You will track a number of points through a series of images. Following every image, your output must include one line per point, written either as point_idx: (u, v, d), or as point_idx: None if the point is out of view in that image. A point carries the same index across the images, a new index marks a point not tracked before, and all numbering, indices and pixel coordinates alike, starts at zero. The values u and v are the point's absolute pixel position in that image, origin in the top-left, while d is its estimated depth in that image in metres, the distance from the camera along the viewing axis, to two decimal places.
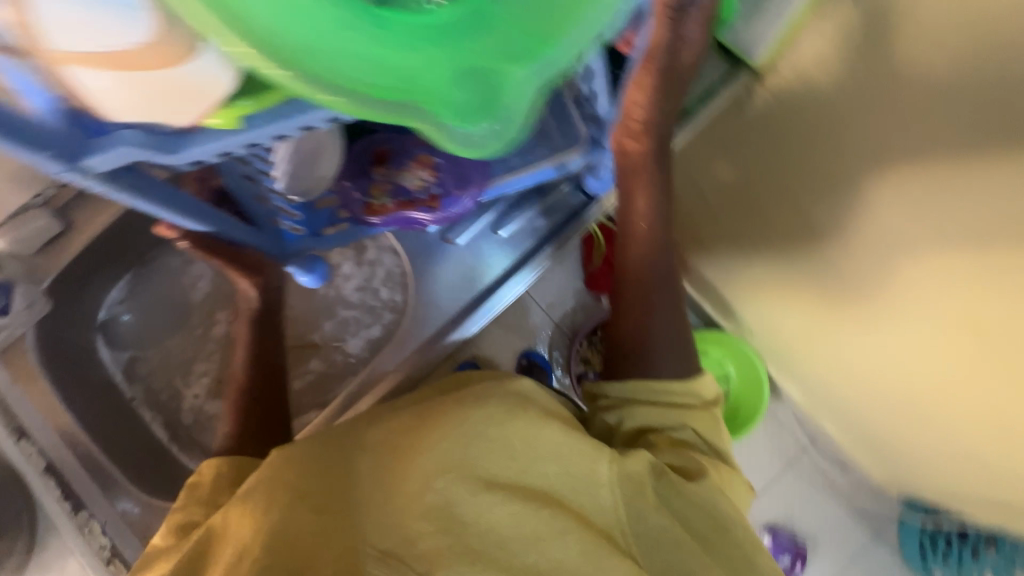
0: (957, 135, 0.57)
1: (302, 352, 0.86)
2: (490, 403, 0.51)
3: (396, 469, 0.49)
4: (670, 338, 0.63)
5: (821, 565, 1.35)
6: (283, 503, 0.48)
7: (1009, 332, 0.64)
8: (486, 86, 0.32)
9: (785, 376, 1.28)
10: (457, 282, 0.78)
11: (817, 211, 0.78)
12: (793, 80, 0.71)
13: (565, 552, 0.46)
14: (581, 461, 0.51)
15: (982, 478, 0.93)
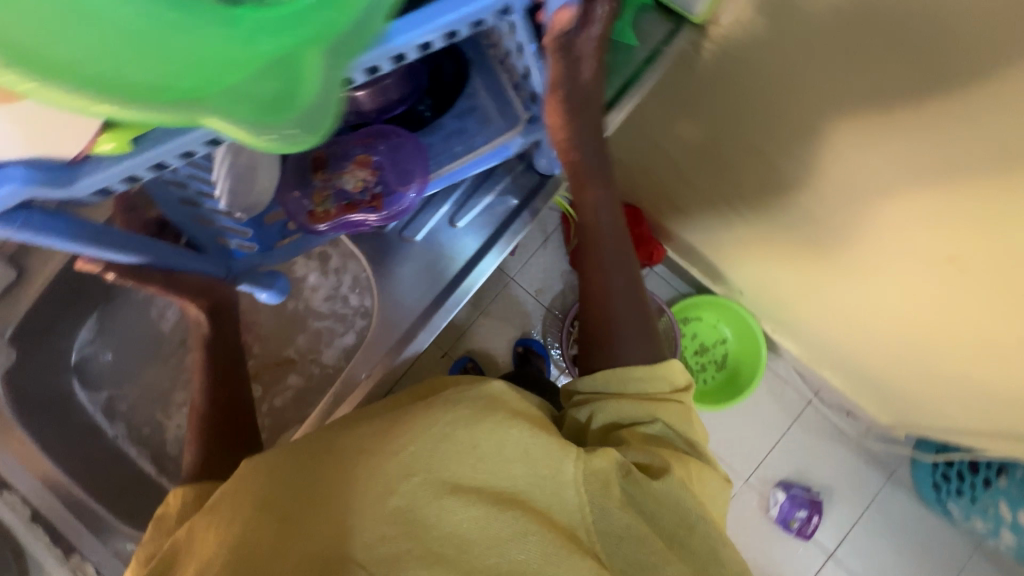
0: (908, 70, 0.53)
1: (279, 370, 0.82)
2: (459, 406, 0.52)
3: (360, 469, 0.47)
4: (633, 323, 0.64)
5: (839, 514, 1.35)
6: (249, 515, 0.46)
7: (988, 260, 0.64)
8: (291, 79, 0.29)
9: (781, 332, 1.28)
10: (424, 276, 0.68)
11: (787, 162, 0.77)
12: (735, 32, 0.65)
13: (528, 551, 0.45)
14: (547, 461, 0.50)
15: (987, 407, 0.93)
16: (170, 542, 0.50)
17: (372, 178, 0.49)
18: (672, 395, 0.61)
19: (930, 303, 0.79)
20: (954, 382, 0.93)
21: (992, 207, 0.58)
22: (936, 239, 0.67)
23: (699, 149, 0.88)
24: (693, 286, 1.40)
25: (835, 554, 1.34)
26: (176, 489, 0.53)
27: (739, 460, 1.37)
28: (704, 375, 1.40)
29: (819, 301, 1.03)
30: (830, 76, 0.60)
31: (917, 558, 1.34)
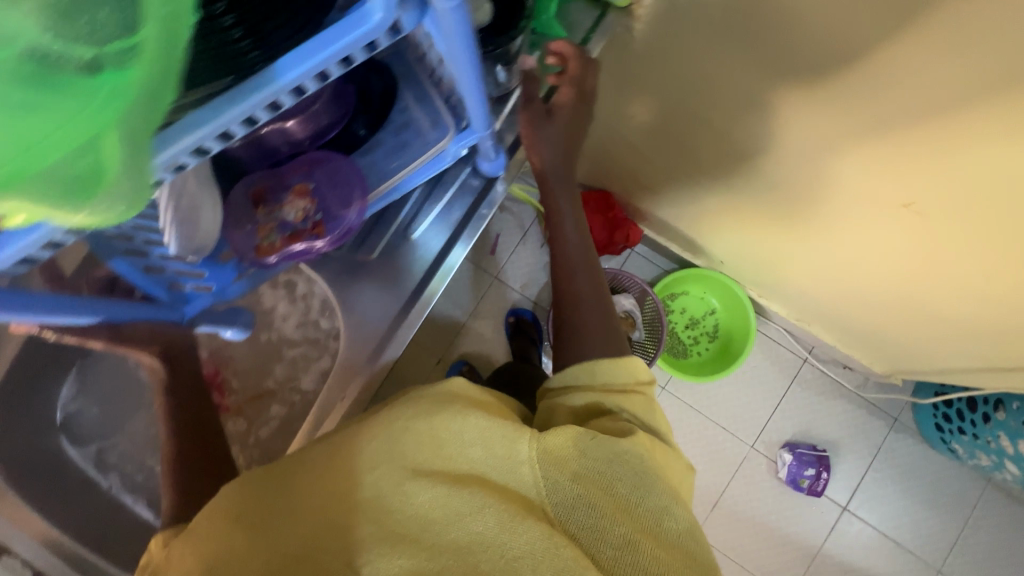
0: (828, 25, 0.53)
1: (262, 402, 0.84)
2: (420, 402, 0.55)
3: (334, 472, 0.51)
4: (591, 295, 0.66)
5: (849, 467, 1.36)
6: (223, 528, 0.49)
7: (944, 196, 0.64)
8: (83, 158, 0.25)
9: (766, 296, 1.27)
10: (387, 291, 0.69)
11: (737, 129, 0.77)
12: (657, 10, 0.65)
13: (485, 523, 0.46)
14: (501, 442, 0.51)
15: (974, 343, 0.93)
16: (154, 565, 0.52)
17: (313, 206, 0.50)
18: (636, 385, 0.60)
19: (900, 248, 0.79)
20: (936, 322, 0.93)
21: (938, 140, 0.58)
22: (896, 181, 0.68)
23: (651, 128, 0.88)
24: (676, 262, 1.40)
25: (850, 507, 1.35)
26: (157, 536, 0.52)
27: (741, 425, 1.38)
28: (696, 348, 1.42)
29: (799, 261, 1.02)
30: (754, 37, 0.60)
31: (931, 501, 1.34)
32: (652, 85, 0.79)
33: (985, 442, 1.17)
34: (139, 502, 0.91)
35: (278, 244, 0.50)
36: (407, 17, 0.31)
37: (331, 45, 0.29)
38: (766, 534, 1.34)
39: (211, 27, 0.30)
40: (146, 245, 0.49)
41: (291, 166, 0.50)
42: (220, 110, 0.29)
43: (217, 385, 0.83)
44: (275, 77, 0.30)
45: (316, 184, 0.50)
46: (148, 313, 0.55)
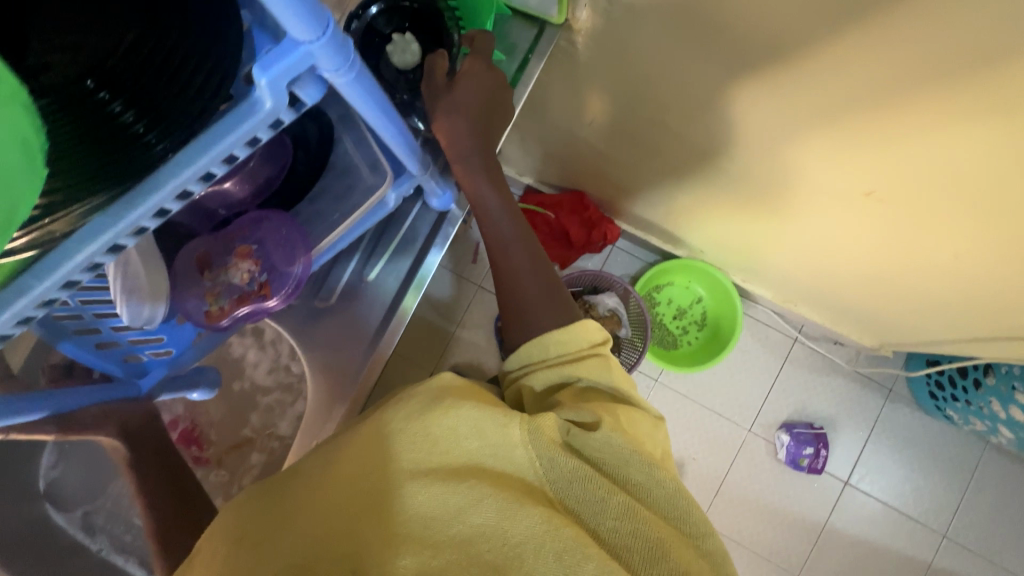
0: (770, 25, 0.52)
1: (241, 451, 0.84)
2: (412, 402, 0.56)
3: (333, 480, 0.52)
4: (532, 273, 0.65)
5: (847, 442, 1.36)
6: (226, 550, 0.49)
7: (907, 179, 0.63)
8: None
9: (751, 280, 1.26)
10: (353, 333, 0.69)
11: (696, 127, 0.75)
12: (596, 22, 0.64)
13: (485, 512, 0.47)
14: (495, 430, 0.52)
15: (959, 318, 0.91)
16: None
17: (257, 268, 0.52)
18: (591, 350, 0.61)
19: (873, 233, 0.78)
20: (918, 300, 0.92)
21: (899, 126, 0.57)
22: (858, 168, 0.66)
23: (612, 130, 0.87)
24: (658, 254, 1.39)
25: (851, 482, 1.35)
26: None
27: (737, 410, 1.38)
28: (687, 337, 1.40)
29: (778, 250, 1.01)
30: (699, 39, 0.58)
31: (931, 467, 1.34)
32: (605, 92, 0.78)
33: (978, 408, 1.17)
34: (131, 563, 0.77)
35: (228, 306, 0.52)
36: (307, 95, 0.30)
37: (233, 134, 0.31)
38: (771, 517, 1.34)
39: (104, 120, 0.28)
40: (96, 320, 0.49)
41: (229, 230, 0.51)
42: (127, 212, 0.30)
43: (195, 439, 0.83)
44: (176, 173, 0.31)
45: (259, 246, 0.51)
46: (104, 392, 0.54)
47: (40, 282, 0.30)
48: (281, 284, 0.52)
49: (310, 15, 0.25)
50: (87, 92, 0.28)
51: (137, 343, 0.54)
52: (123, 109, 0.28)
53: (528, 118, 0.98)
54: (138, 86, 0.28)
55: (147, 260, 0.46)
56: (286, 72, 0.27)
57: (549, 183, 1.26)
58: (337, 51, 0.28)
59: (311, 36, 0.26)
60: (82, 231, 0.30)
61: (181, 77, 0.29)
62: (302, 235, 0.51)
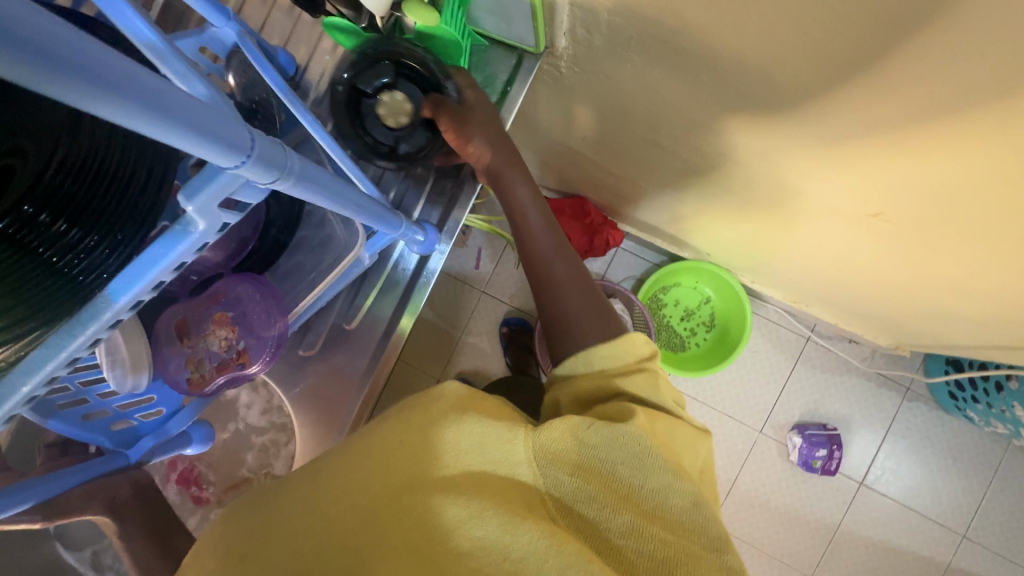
0: (752, 54, 0.48)
1: (238, 490, 0.85)
2: (415, 413, 0.53)
3: (325, 487, 0.50)
4: (570, 282, 0.64)
5: (862, 441, 1.32)
6: (215, 564, 0.46)
7: (915, 200, 0.59)
8: None
9: (760, 282, 1.21)
10: (342, 377, 0.70)
11: (688, 145, 0.71)
12: (574, 44, 0.61)
13: (485, 525, 0.44)
14: (500, 443, 0.49)
15: (978, 330, 0.86)
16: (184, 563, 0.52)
17: (234, 335, 0.57)
18: (636, 365, 0.57)
19: (885, 248, 0.73)
20: (935, 311, 0.87)
21: (900, 159, 0.53)
22: (861, 188, 0.62)
23: (601, 142, 0.83)
24: (665, 254, 1.35)
25: (866, 482, 1.32)
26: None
27: (748, 412, 1.34)
28: (695, 339, 1.37)
29: (783, 258, 0.96)
30: (684, 65, 0.55)
31: (949, 466, 1.30)
32: (592, 109, 0.75)
33: (999, 411, 1.13)
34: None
35: (210, 373, 0.56)
36: (249, 199, 0.31)
37: (172, 250, 0.30)
38: (784, 519, 1.32)
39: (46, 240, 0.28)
40: (83, 389, 0.50)
41: (206, 298, 0.57)
42: (67, 341, 0.30)
43: (194, 479, 0.86)
44: (111, 299, 0.30)
45: (234, 314, 0.57)
46: (91, 468, 0.56)
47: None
48: (257, 351, 0.57)
49: (228, 147, 0.25)
50: (28, 218, 0.27)
51: (126, 409, 0.57)
52: (71, 231, 0.29)
53: (518, 129, 0.94)
54: (79, 203, 0.29)
55: (128, 332, 0.48)
56: (211, 195, 0.28)
57: (548, 187, 1.23)
58: (266, 165, 0.28)
59: (234, 162, 0.26)
60: (25, 362, 0.30)
61: (118, 189, 0.30)
62: (270, 295, 0.57)
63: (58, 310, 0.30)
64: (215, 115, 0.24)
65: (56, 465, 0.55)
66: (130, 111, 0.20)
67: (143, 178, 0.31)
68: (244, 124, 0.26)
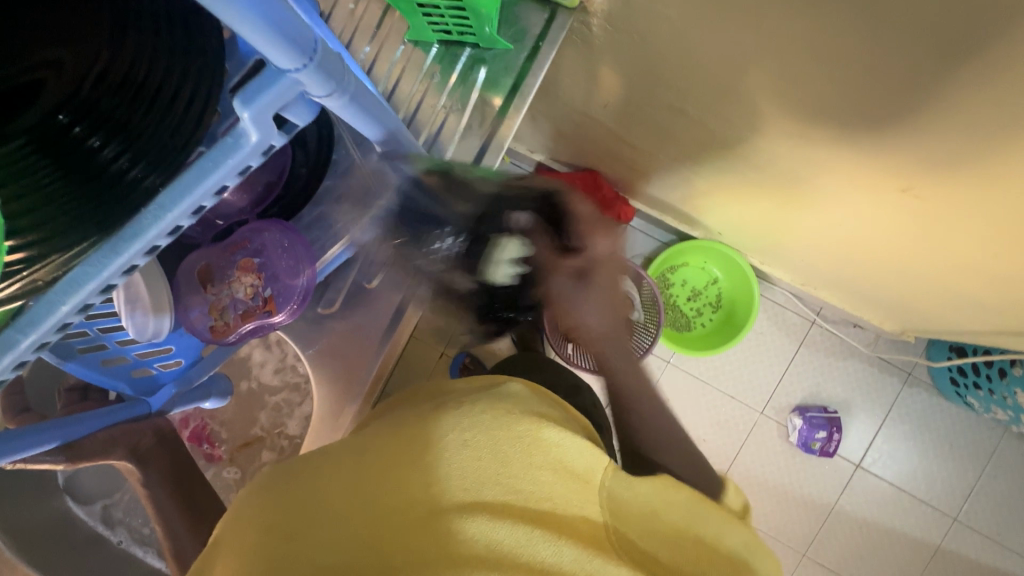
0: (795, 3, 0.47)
1: (251, 449, 0.86)
2: (479, 415, 0.51)
3: (373, 469, 0.48)
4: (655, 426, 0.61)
5: (861, 425, 1.34)
6: (251, 540, 0.44)
7: (945, 179, 0.59)
8: None
9: (770, 263, 1.20)
10: (362, 336, 0.74)
11: (715, 117, 0.71)
12: None
13: (561, 555, 0.43)
14: (581, 485, 0.48)
15: (987, 316, 0.87)
16: (213, 537, 0.50)
17: (259, 282, 0.62)
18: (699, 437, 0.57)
19: (904, 232, 0.73)
20: (947, 296, 0.87)
21: (939, 130, 0.53)
22: (892, 166, 0.61)
23: (624, 110, 0.83)
24: (675, 233, 1.34)
25: (863, 464, 1.34)
26: (214, 535, 0.49)
27: (750, 393, 1.35)
28: (701, 319, 1.37)
29: (796, 239, 0.96)
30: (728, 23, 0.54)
31: (945, 453, 1.33)
32: (621, 72, 0.73)
33: (1001, 398, 1.15)
34: (153, 554, 0.81)
35: (233, 320, 0.62)
36: (298, 115, 0.35)
37: (221, 167, 0.32)
38: (782, 499, 1.34)
39: (81, 151, 0.32)
40: (101, 335, 0.55)
41: (228, 245, 0.62)
42: (108, 260, 0.32)
43: (206, 437, 0.86)
44: (158, 212, 0.32)
45: (260, 262, 0.62)
46: (112, 415, 0.61)
47: (25, 336, 0.33)
48: (282, 299, 0.63)
49: (294, 46, 0.28)
50: (62, 126, 0.31)
51: (146, 357, 0.62)
52: (101, 144, 0.32)
53: (537, 97, 0.93)
54: (113, 119, 0.32)
55: (150, 281, 0.52)
56: (270, 102, 0.31)
57: (561, 161, 1.21)
58: (324, 76, 0.32)
59: (296, 64, 0.29)
60: (62, 283, 0.32)
61: (152, 107, 0.32)
62: (294, 246, 0.62)
63: (97, 226, 0.32)
64: (286, 13, 0.27)
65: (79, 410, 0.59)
66: None
67: (183, 100, 0.32)
68: (310, 31, 0.30)
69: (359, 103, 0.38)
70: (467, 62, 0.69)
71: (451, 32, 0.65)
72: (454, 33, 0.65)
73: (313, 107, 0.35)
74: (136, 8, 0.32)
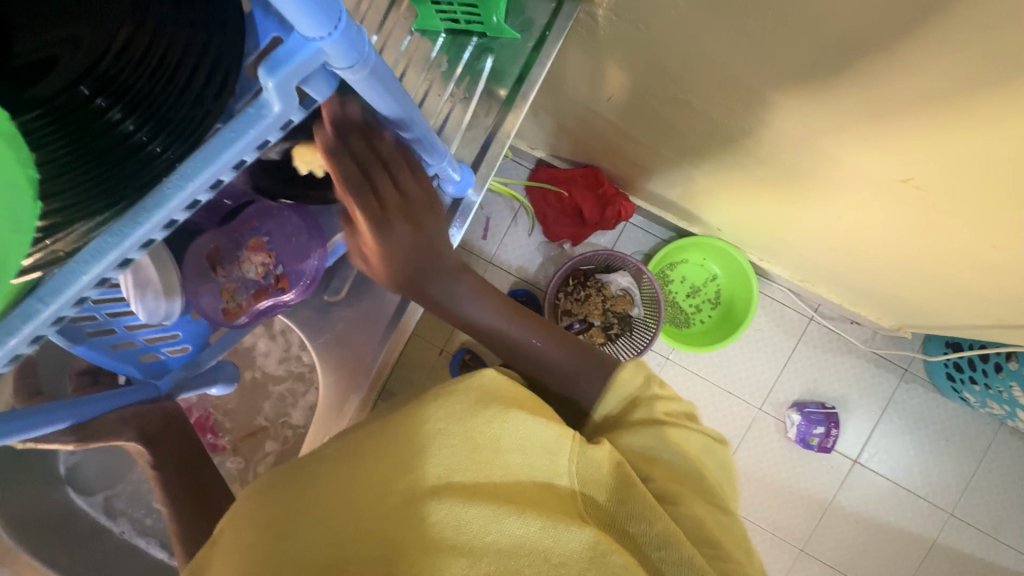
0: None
1: (254, 440, 0.86)
2: (452, 400, 0.51)
3: (364, 458, 0.49)
4: (551, 357, 0.69)
5: (858, 420, 1.35)
6: (249, 540, 0.44)
7: (941, 171, 0.60)
8: None
9: (769, 259, 1.21)
10: (369, 323, 0.74)
11: (717, 110, 0.72)
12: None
13: (527, 527, 0.44)
14: (544, 458, 0.49)
15: (985, 307, 0.88)
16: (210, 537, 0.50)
17: (270, 261, 0.66)
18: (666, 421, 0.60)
19: (902, 225, 0.74)
20: (945, 289, 0.88)
21: (935, 123, 0.54)
22: (896, 159, 0.62)
23: (624, 101, 0.83)
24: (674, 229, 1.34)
25: (860, 460, 1.35)
26: (217, 530, 0.48)
27: (749, 389, 1.36)
28: (700, 315, 1.37)
29: (798, 234, 0.97)
30: (734, 16, 0.55)
31: (941, 448, 1.34)
32: (624, 65, 0.74)
33: (996, 392, 1.16)
34: (155, 545, 0.80)
35: (245, 300, 0.67)
36: (317, 88, 0.36)
37: (240, 138, 0.34)
38: (780, 494, 1.35)
39: (104, 125, 0.33)
40: (109, 320, 0.58)
41: (234, 229, 0.66)
42: (130, 229, 0.34)
43: (210, 427, 0.86)
44: (181, 182, 0.34)
45: (268, 240, 0.66)
46: (120, 397, 0.64)
47: (45, 305, 0.34)
48: (293, 275, 0.67)
49: (320, 15, 0.30)
50: (84, 99, 0.32)
51: (153, 341, 0.65)
52: (122, 118, 0.33)
53: (541, 91, 0.94)
54: (133, 92, 0.33)
55: (153, 262, 0.56)
56: (293, 73, 0.32)
57: (562, 157, 1.22)
58: (347, 47, 0.33)
59: (321, 33, 0.31)
60: (85, 252, 0.34)
61: (175, 82, 0.33)
62: (306, 226, 0.65)
63: (118, 195, 0.34)
64: None
65: (87, 392, 0.62)
66: None
67: (203, 75, 0.33)
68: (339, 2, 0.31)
69: (382, 78, 0.39)
70: (473, 52, 0.69)
71: (459, 21, 0.65)
72: (462, 22, 0.65)
73: (333, 80, 0.37)
74: None
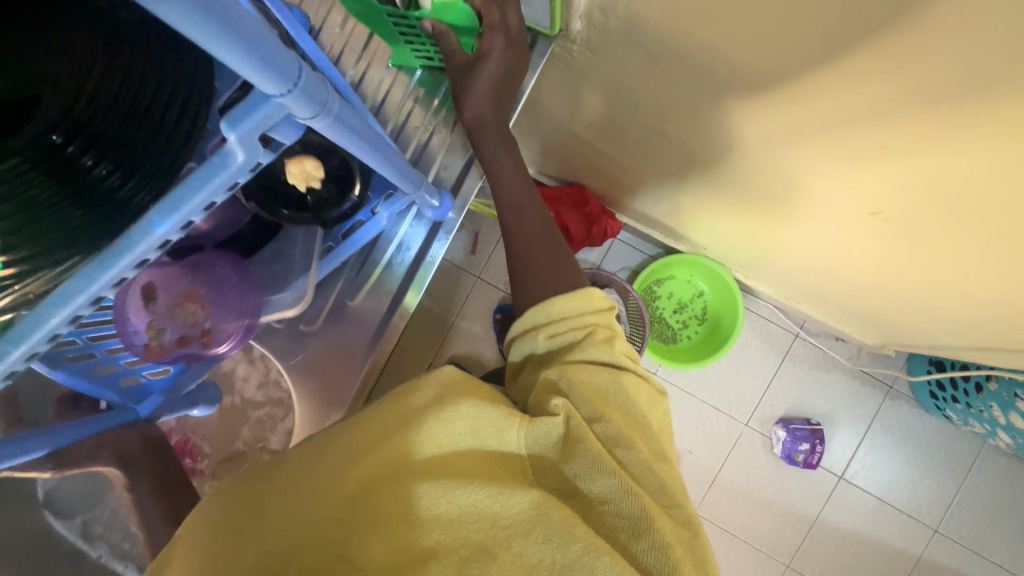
0: (758, 37, 0.51)
1: (233, 463, 0.88)
2: (415, 398, 0.53)
3: (327, 456, 0.50)
4: (537, 247, 0.65)
5: (844, 436, 1.36)
6: (204, 539, 0.46)
7: (907, 197, 0.61)
8: None
9: (752, 277, 1.22)
10: (346, 355, 0.76)
11: (693, 135, 0.73)
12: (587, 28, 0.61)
13: (473, 496, 0.45)
14: (494, 429, 0.49)
15: (962, 329, 0.88)
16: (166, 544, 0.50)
17: (201, 313, 0.66)
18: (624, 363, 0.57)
19: (878, 247, 0.75)
20: (924, 310, 0.89)
21: (896, 153, 0.56)
22: (867, 187, 0.64)
23: (603, 125, 0.84)
24: (661, 246, 1.35)
25: (846, 476, 1.35)
26: (177, 532, 0.49)
27: (734, 405, 1.37)
28: (685, 332, 1.39)
29: (780, 254, 0.98)
30: (700, 51, 0.57)
31: (927, 463, 1.35)
32: (601, 91, 0.75)
33: (978, 411, 1.17)
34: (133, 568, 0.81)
35: (168, 343, 0.64)
36: (282, 135, 0.37)
37: (209, 184, 0.35)
38: (766, 509, 1.35)
39: (76, 172, 0.33)
40: (90, 344, 0.59)
41: (176, 269, 0.65)
42: (99, 274, 0.35)
43: (189, 451, 0.88)
44: (149, 229, 0.35)
45: (204, 290, 0.66)
46: (98, 421, 0.64)
47: (15, 347, 0.35)
48: (219, 335, 0.68)
49: (278, 76, 0.31)
50: (54, 146, 0.32)
51: (132, 364, 0.66)
52: (95, 163, 0.34)
53: (522, 114, 0.95)
54: (108, 137, 0.33)
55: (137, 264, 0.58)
56: (253, 124, 0.33)
57: (548, 174, 1.23)
58: (307, 100, 0.34)
59: (281, 90, 0.32)
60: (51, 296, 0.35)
61: (148, 126, 0.34)
62: (245, 288, 0.68)
63: (89, 240, 0.35)
64: (274, 46, 0.30)
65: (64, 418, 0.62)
66: (211, 30, 0.26)
67: (176, 113, 0.35)
68: (295, 58, 0.32)
69: (348, 125, 0.40)
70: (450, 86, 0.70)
71: (434, 58, 0.66)
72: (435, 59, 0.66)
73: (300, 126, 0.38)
74: (125, 29, 0.32)
